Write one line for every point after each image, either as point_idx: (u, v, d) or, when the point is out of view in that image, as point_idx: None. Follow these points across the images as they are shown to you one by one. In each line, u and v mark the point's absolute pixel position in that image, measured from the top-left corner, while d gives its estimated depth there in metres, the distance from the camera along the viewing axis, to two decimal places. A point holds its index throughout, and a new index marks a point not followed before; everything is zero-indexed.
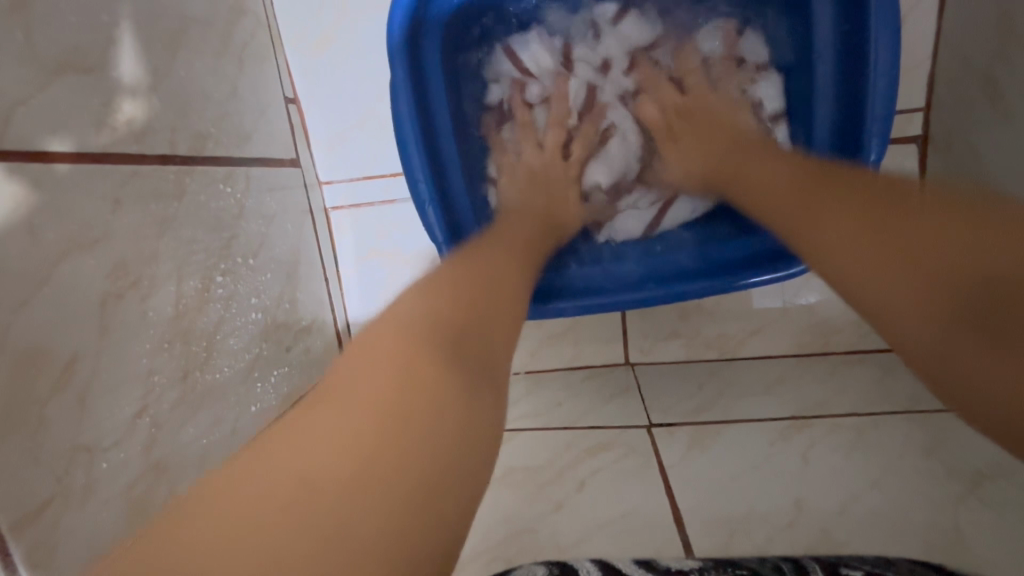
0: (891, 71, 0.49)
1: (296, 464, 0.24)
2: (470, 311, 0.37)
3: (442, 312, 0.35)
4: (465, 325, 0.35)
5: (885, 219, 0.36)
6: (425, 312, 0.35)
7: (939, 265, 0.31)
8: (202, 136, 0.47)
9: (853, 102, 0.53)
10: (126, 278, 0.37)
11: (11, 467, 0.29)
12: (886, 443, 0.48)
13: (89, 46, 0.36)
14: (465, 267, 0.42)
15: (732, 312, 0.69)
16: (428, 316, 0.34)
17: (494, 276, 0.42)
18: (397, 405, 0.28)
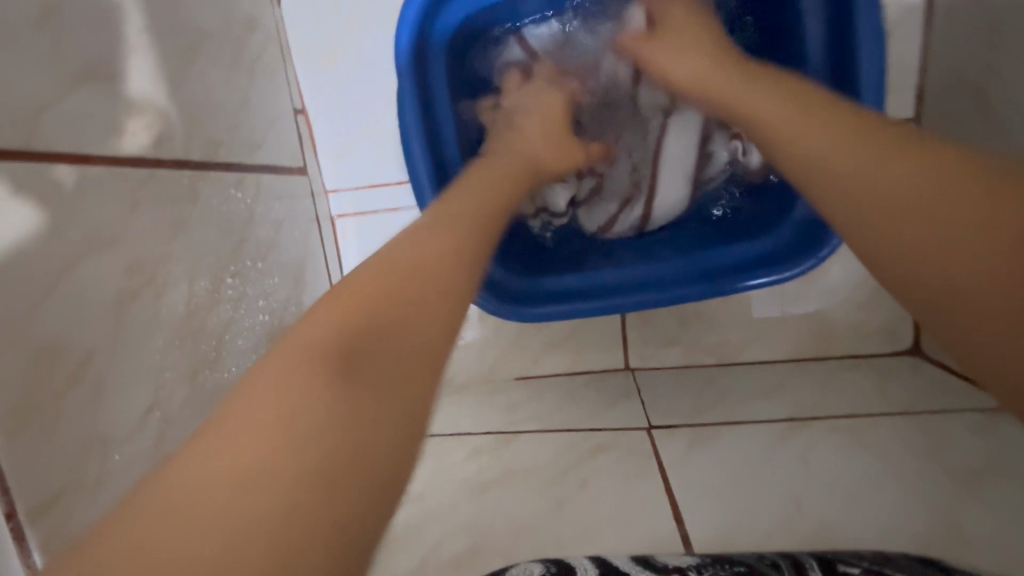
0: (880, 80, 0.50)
1: (234, 456, 0.22)
2: (446, 274, 0.34)
3: (408, 270, 0.32)
4: (430, 277, 0.33)
5: (938, 182, 0.31)
6: (387, 269, 0.32)
7: (997, 225, 0.27)
8: (215, 143, 0.49)
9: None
10: (142, 276, 0.39)
11: (32, 455, 0.30)
12: (882, 442, 0.49)
13: (115, 55, 0.38)
14: (441, 223, 0.38)
15: (731, 318, 0.70)
16: (390, 284, 0.31)
17: (470, 231, 0.38)
18: (350, 388, 0.26)
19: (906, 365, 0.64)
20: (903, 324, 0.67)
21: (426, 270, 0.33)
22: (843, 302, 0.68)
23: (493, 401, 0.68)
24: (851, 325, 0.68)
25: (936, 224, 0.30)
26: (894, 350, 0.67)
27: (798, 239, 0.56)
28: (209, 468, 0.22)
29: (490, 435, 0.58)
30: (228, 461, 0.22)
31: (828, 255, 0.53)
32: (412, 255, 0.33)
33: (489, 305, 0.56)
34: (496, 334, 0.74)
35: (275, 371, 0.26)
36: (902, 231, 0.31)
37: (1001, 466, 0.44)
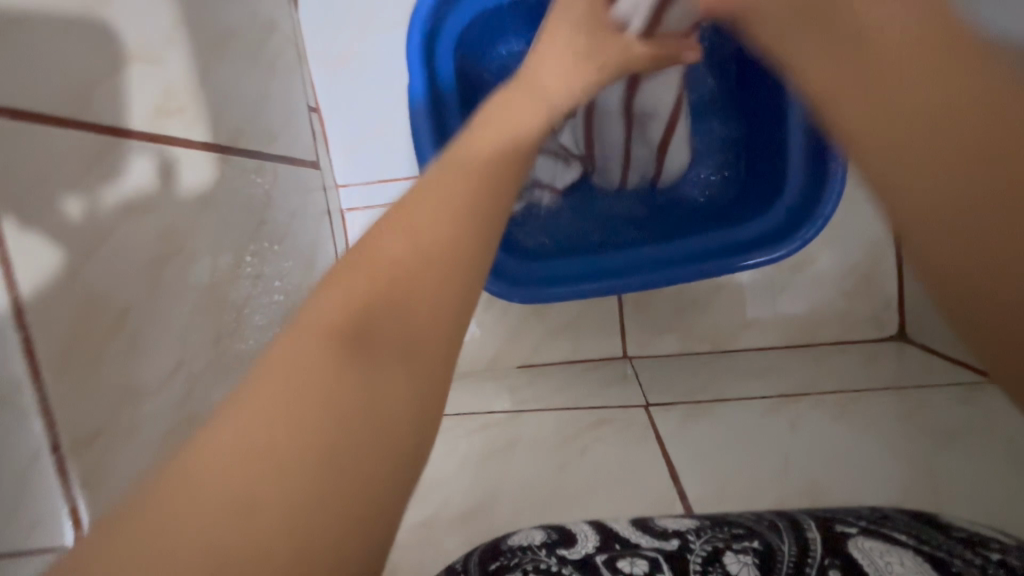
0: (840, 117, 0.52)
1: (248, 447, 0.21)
2: (456, 232, 0.29)
3: (430, 234, 0.29)
4: (450, 241, 0.29)
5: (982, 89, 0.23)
6: (409, 231, 0.29)
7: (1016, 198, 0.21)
8: (238, 131, 0.52)
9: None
10: (173, 244, 0.42)
11: (75, 393, 0.32)
12: (867, 411, 0.52)
13: (153, 44, 0.42)
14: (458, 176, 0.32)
15: (724, 306, 0.73)
16: (408, 250, 0.28)
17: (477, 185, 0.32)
18: (359, 371, 0.24)
19: (893, 349, 0.66)
20: (889, 310, 0.70)
21: (437, 234, 0.28)
22: (830, 289, 0.71)
23: (495, 386, 0.70)
24: (839, 312, 0.71)
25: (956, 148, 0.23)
26: (882, 336, 0.70)
27: (785, 221, 0.57)
28: (225, 458, 0.21)
29: (494, 413, 0.60)
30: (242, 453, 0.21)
31: (814, 235, 0.55)
32: (431, 214, 0.30)
33: (495, 290, 0.59)
34: (498, 325, 0.76)
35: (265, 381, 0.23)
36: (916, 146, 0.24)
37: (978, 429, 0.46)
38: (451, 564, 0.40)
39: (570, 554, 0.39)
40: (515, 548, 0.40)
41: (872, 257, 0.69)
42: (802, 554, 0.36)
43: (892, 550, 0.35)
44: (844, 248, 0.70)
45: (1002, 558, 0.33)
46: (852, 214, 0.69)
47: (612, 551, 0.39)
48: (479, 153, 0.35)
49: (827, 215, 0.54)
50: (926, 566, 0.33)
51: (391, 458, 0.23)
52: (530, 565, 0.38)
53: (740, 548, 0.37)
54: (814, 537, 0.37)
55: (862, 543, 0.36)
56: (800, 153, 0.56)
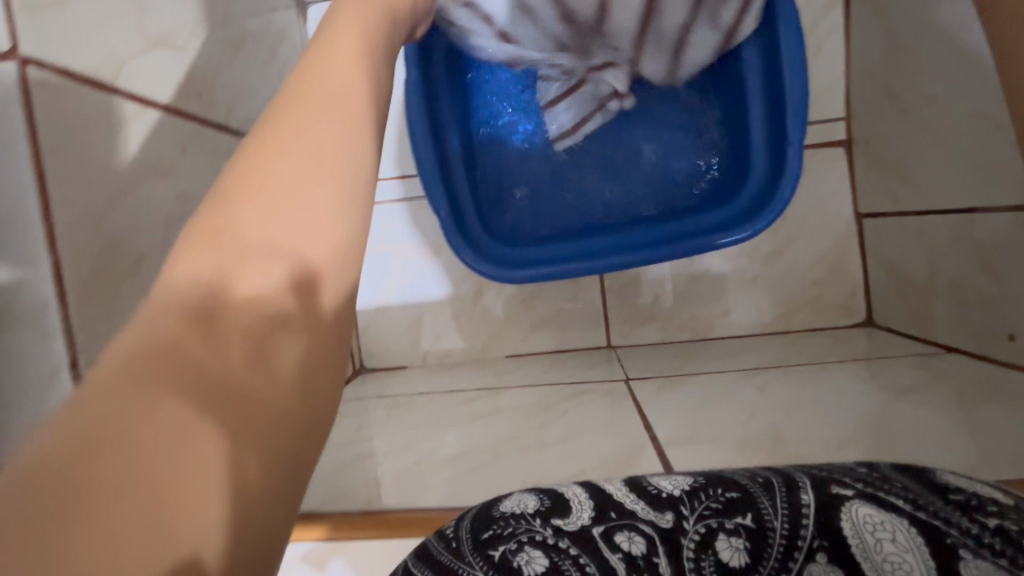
0: (802, 98, 0.57)
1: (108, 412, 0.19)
2: (348, 170, 0.30)
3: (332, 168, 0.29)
4: (345, 177, 0.29)
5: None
6: (308, 166, 0.28)
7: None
8: (249, 120, 0.57)
9: (773, 81, 0.60)
10: (185, 207, 0.46)
11: (92, 322, 0.36)
12: (831, 376, 0.55)
13: (178, 31, 0.47)
14: (353, 86, 0.33)
15: (702, 297, 0.77)
16: (313, 196, 0.28)
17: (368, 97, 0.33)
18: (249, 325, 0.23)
19: (862, 333, 0.70)
20: (857, 298, 0.74)
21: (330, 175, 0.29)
22: (801, 279, 0.75)
23: (483, 371, 0.73)
24: (810, 301, 0.74)
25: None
26: (851, 323, 0.73)
27: (750, 207, 0.62)
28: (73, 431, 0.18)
29: (480, 390, 0.63)
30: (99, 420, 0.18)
31: (776, 216, 0.59)
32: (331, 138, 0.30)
33: (472, 263, 0.63)
34: (487, 317, 0.79)
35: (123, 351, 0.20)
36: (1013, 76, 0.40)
37: (931, 385, 0.49)
38: (443, 527, 0.39)
39: (565, 524, 0.36)
40: (507, 516, 0.37)
41: (838, 249, 0.74)
42: (796, 528, 0.33)
43: (888, 521, 0.32)
44: (813, 241, 0.74)
45: (1003, 526, 0.30)
46: (817, 209, 0.74)
47: (607, 522, 0.36)
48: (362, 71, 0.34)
49: (786, 198, 0.58)
50: (921, 544, 0.30)
51: (313, 397, 0.24)
52: (525, 535, 0.36)
53: (732, 528, 0.34)
54: (809, 504, 0.34)
55: (857, 512, 0.33)
56: (763, 147, 0.62)
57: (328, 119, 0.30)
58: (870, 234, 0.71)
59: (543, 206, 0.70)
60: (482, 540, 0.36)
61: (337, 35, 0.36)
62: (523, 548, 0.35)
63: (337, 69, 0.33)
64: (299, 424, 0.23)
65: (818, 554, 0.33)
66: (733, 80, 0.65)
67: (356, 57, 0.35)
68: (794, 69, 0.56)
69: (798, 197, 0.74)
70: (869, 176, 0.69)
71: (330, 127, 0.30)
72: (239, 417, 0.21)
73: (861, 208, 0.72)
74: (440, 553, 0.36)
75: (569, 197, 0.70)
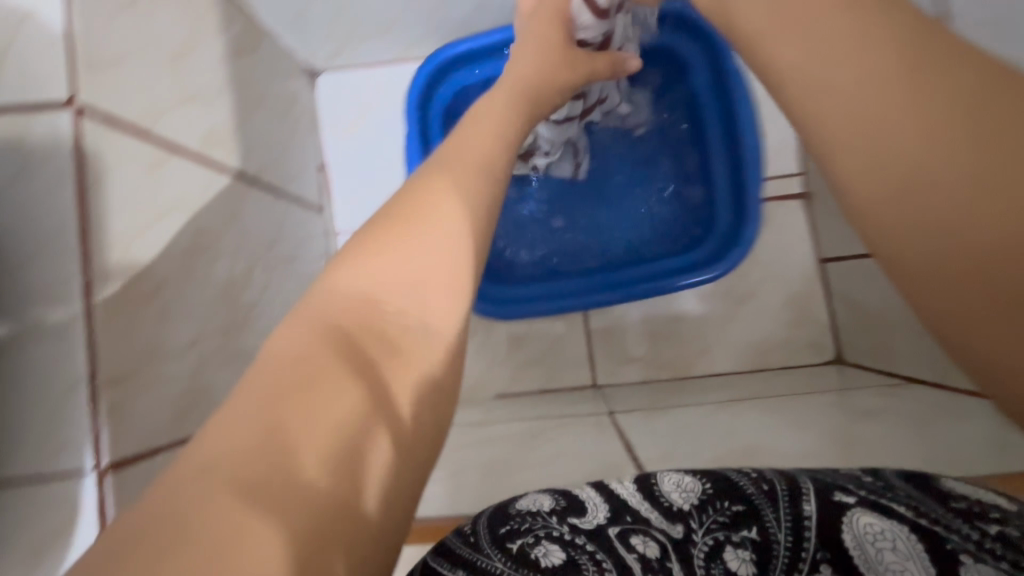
0: (758, 161, 0.68)
1: (254, 463, 0.23)
2: (455, 262, 0.35)
3: (441, 251, 0.34)
4: (451, 262, 0.34)
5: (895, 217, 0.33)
6: (419, 252, 0.33)
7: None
8: (261, 168, 0.63)
9: (734, 150, 0.71)
10: (202, 241, 0.49)
11: (113, 336, 0.38)
12: (806, 404, 0.58)
13: (205, 90, 0.53)
14: (462, 182, 0.40)
15: (682, 336, 0.80)
16: (423, 285, 0.32)
17: (469, 186, 0.40)
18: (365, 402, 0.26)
19: (833, 369, 0.74)
20: (826, 337, 0.78)
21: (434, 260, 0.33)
22: (773, 319, 0.79)
23: (473, 408, 0.74)
24: (783, 340, 0.79)
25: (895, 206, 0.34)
26: (822, 360, 0.78)
27: (721, 250, 0.70)
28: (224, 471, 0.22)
29: (469, 425, 0.64)
30: (245, 469, 0.23)
31: (740, 259, 0.67)
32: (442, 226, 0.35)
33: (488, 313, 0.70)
34: (477, 356, 0.82)
35: (270, 403, 0.25)
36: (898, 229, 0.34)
37: (894, 407, 0.53)
38: (461, 526, 0.38)
39: (582, 522, 0.36)
40: (523, 513, 0.37)
41: (804, 291, 0.79)
42: (798, 541, 0.33)
43: (888, 530, 0.31)
44: (781, 283, 0.80)
45: (1004, 532, 0.29)
46: (781, 254, 0.80)
47: (623, 524, 0.36)
48: (466, 168, 0.42)
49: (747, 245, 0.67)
50: (921, 552, 0.29)
51: (399, 490, 0.26)
52: (542, 531, 0.36)
53: (738, 540, 0.34)
54: (811, 517, 0.33)
55: (858, 522, 0.32)
56: (728, 205, 0.71)
57: (442, 213, 0.36)
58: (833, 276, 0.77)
59: (547, 252, 0.76)
60: (499, 536, 0.36)
61: (460, 147, 0.44)
62: (540, 542, 0.35)
63: (459, 175, 0.40)
64: (374, 518, 0.24)
65: (822, 567, 0.32)
66: (695, 143, 0.73)
67: (473, 165, 0.42)
68: (749, 131, 0.68)
69: (764, 243, 0.80)
70: (828, 224, 0.76)
71: (442, 217, 0.36)
72: (340, 481, 0.24)
73: (821, 253, 0.78)
74: (458, 548, 0.36)
75: (577, 247, 0.76)
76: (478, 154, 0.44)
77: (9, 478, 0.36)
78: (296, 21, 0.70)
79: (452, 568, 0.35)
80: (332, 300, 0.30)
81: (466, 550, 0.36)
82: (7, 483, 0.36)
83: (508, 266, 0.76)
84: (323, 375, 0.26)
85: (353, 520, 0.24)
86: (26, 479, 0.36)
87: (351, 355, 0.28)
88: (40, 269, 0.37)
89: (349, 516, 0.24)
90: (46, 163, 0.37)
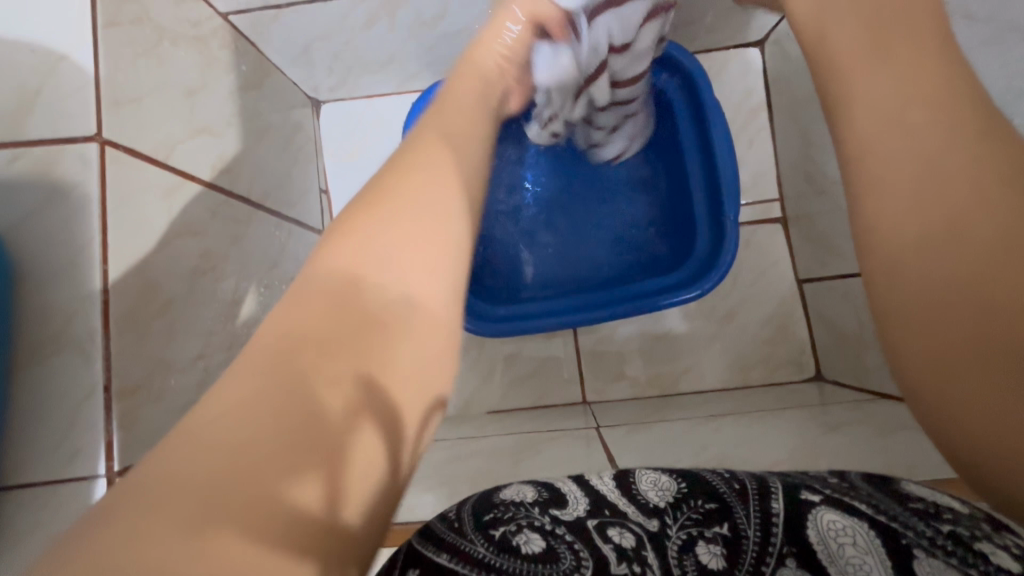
0: (734, 187, 0.69)
1: (219, 462, 0.27)
2: (420, 273, 0.37)
3: (401, 263, 0.37)
4: (415, 274, 0.37)
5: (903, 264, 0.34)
6: (381, 264, 0.36)
7: (998, 368, 0.29)
8: (265, 194, 0.67)
9: (712, 171, 0.72)
10: (209, 262, 0.53)
11: (124, 350, 0.41)
12: (782, 419, 0.60)
13: (213, 122, 0.57)
14: (425, 183, 0.42)
15: (668, 354, 0.83)
16: (390, 299, 0.35)
17: (435, 187, 0.42)
18: (334, 413, 0.30)
19: (814, 387, 0.76)
20: (806, 355, 0.81)
21: (401, 257, 0.37)
22: (755, 338, 0.82)
23: (465, 423, 0.77)
24: (765, 357, 0.82)
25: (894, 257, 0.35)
26: (803, 378, 0.80)
27: (699, 272, 0.72)
28: (194, 467, 0.27)
29: (461, 439, 0.67)
30: (211, 466, 0.27)
31: (711, 286, 0.69)
32: (399, 237, 0.38)
33: (488, 332, 0.73)
34: (470, 371, 0.85)
35: (242, 406, 0.29)
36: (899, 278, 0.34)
37: (863, 421, 0.56)
38: (445, 512, 0.39)
39: (562, 514, 0.38)
40: (506, 502, 0.39)
41: (784, 310, 0.82)
42: (766, 536, 0.35)
43: (850, 526, 0.33)
44: (763, 303, 0.83)
45: (955, 530, 0.32)
46: (763, 275, 0.83)
47: (601, 517, 0.38)
48: (435, 168, 0.44)
49: (724, 268, 0.69)
50: (878, 547, 0.32)
51: (366, 492, 0.30)
52: (525, 520, 0.37)
53: (710, 536, 0.36)
54: (778, 515, 0.36)
55: (822, 519, 0.34)
56: (706, 225, 0.73)
57: (406, 223, 0.39)
58: (811, 296, 0.80)
59: (537, 268, 0.80)
60: (482, 522, 0.37)
61: (433, 147, 0.46)
62: (522, 530, 0.36)
63: (427, 180, 0.42)
64: (338, 518, 0.28)
65: (788, 559, 0.34)
66: (676, 167, 0.77)
67: (442, 165, 0.44)
68: (725, 153, 0.69)
69: (745, 265, 0.84)
70: (805, 247, 0.80)
71: (403, 230, 0.38)
72: (302, 484, 0.28)
73: (800, 275, 0.82)
74: (442, 532, 0.37)
75: (563, 263, 0.79)
76: (447, 154, 0.46)
77: (26, 484, 0.39)
78: (300, 58, 0.75)
79: (436, 551, 0.36)
80: (304, 306, 0.34)
81: (451, 535, 0.37)
82: (24, 491, 0.39)
83: (503, 282, 0.79)
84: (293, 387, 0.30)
85: (319, 517, 0.28)
86: (40, 485, 0.39)
87: (319, 368, 0.31)
88: (62, 288, 0.40)
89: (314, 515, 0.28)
90: (68, 194, 0.40)
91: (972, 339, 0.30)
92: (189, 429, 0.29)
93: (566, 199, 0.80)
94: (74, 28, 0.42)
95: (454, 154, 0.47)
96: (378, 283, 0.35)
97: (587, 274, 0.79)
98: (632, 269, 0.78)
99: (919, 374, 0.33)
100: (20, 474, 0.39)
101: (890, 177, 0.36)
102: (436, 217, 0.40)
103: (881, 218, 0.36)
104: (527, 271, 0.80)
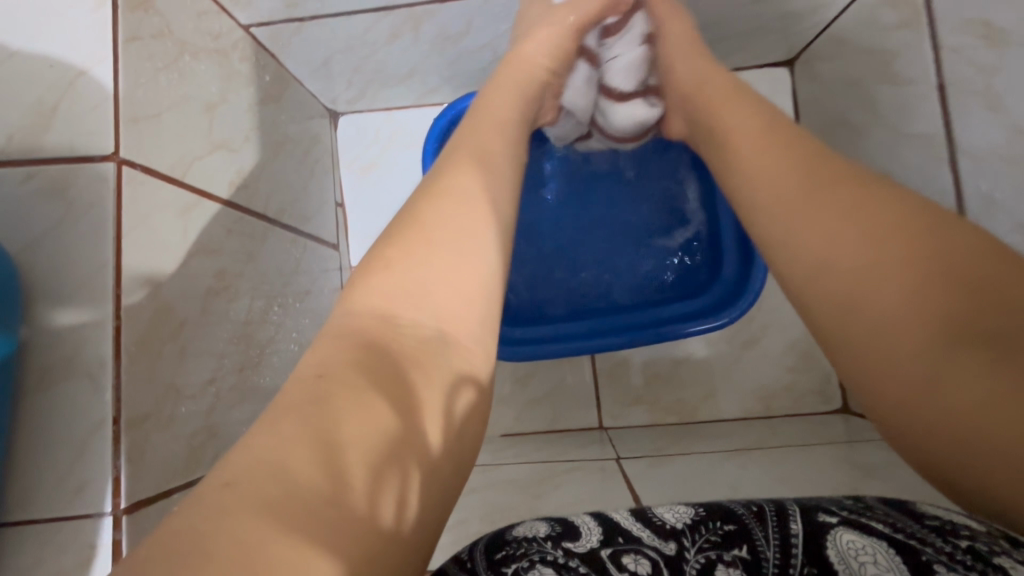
0: None
1: (272, 486, 0.26)
2: (454, 298, 0.39)
3: (435, 291, 0.38)
4: (451, 302, 0.38)
5: (851, 323, 0.35)
6: (419, 290, 0.38)
7: (992, 380, 0.27)
8: (282, 210, 0.65)
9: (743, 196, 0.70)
10: (223, 282, 0.51)
11: (134, 376, 0.39)
12: (814, 458, 0.58)
13: (232, 137, 0.55)
14: (458, 210, 0.43)
15: (687, 380, 0.81)
16: (428, 330, 0.36)
17: (467, 214, 0.43)
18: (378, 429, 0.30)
19: (840, 418, 0.74)
20: (832, 385, 0.78)
21: (432, 290, 0.38)
22: (778, 365, 0.80)
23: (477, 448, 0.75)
24: (787, 386, 0.79)
25: (838, 320, 0.35)
26: (828, 409, 0.77)
27: (725, 300, 0.70)
28: (249, 494, 0.26)
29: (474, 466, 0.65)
30: (267, 488, 0.26)
31: (735, 317, 0.66)
32: (433, 267, 0.39)
33: (502, 356, 0.71)
34: None
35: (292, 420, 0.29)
36: (856, 338, 0.34)
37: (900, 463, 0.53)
38: (458, 554, 0.37)
39: (575, 547, 0.35)
40: (518, 539, 0.36)
41: (810, 337, 0.80)
42: (786, 558, 0.31)
43: (868, 546, 0.29)
44: (786, 328, 0.80)
45: (975, 546, 0.27)
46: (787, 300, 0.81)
47: (614, 545, 0.34)
48: (464, 194, 0.44)
49: (753, 297, 0.67)
50: (899, 562, 0.28)
51: (407, 515, 0.29)
52: (537, 555, 0.34)
53: (729, 558, 0.32)
54: (798, 534, 0.32)
55: (841, 539, 0.30)
56: (733, 251, 0.71)
57: (441, 253, 0.40)
58: None
59: (549, 283, 0.78)
60: (494, 560, 0.34)
61: (461, 168, 0.46)
62: (534, 567, 0.33)
63: (459, 207, 0.43)
64: (383, 543, 0.27)
65: None
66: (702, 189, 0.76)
67: (474, 191, 0.45)
68: None
69: (769, 289, 0.81)
70: None
71: (436, 257, 0.39)
72: (338, 495, 0.27)
73: None
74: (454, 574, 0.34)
75: (584, 279, 0.78)
76: (480, 178, 0.46)
77: (30, 521, 0.37)
78: (319, 70, 0.73)
79: None
80: (342, 337, 0.34)
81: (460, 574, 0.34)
82: (27, 527, 0.37)
83: (520, 302, 0.78)
84: (335, 407, 0.30)
85: (359, 539, 0.26)
86: (42, 522, 0.37)
87: (355, 382, 0.31)
88: (74, 311, 0.38)
89: (354, 537, 0.26)
90: (81, 214, 0.39)
91: (952, 365, 0.29)
92: (242, 451, 0.28)
93: (587, 213, 0.78)
94: (98, 44, 0.41)
95: (484, 176, 0.47)
96: (409, 316, 0.36)
97: (607, 289, 0.77)
98: (653, 287, 0.76)
99: (943, 430, 0.29)
100: (22, 508, 0.37)
101: (819, 261, 0.38)
102: (465, 241, 0.41)
103: (816, 291, 0.37)
104: (544, 290, 0.78)
